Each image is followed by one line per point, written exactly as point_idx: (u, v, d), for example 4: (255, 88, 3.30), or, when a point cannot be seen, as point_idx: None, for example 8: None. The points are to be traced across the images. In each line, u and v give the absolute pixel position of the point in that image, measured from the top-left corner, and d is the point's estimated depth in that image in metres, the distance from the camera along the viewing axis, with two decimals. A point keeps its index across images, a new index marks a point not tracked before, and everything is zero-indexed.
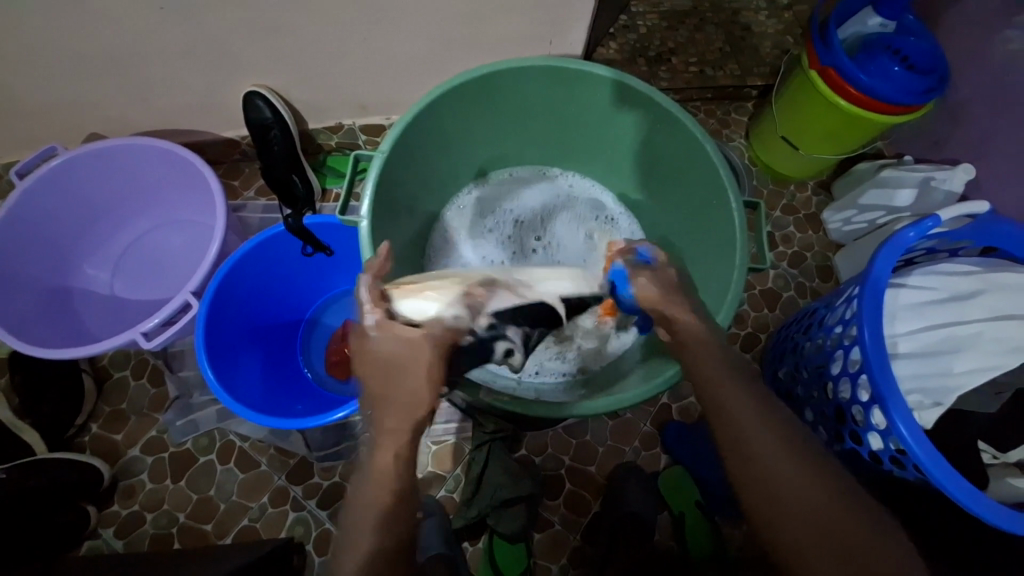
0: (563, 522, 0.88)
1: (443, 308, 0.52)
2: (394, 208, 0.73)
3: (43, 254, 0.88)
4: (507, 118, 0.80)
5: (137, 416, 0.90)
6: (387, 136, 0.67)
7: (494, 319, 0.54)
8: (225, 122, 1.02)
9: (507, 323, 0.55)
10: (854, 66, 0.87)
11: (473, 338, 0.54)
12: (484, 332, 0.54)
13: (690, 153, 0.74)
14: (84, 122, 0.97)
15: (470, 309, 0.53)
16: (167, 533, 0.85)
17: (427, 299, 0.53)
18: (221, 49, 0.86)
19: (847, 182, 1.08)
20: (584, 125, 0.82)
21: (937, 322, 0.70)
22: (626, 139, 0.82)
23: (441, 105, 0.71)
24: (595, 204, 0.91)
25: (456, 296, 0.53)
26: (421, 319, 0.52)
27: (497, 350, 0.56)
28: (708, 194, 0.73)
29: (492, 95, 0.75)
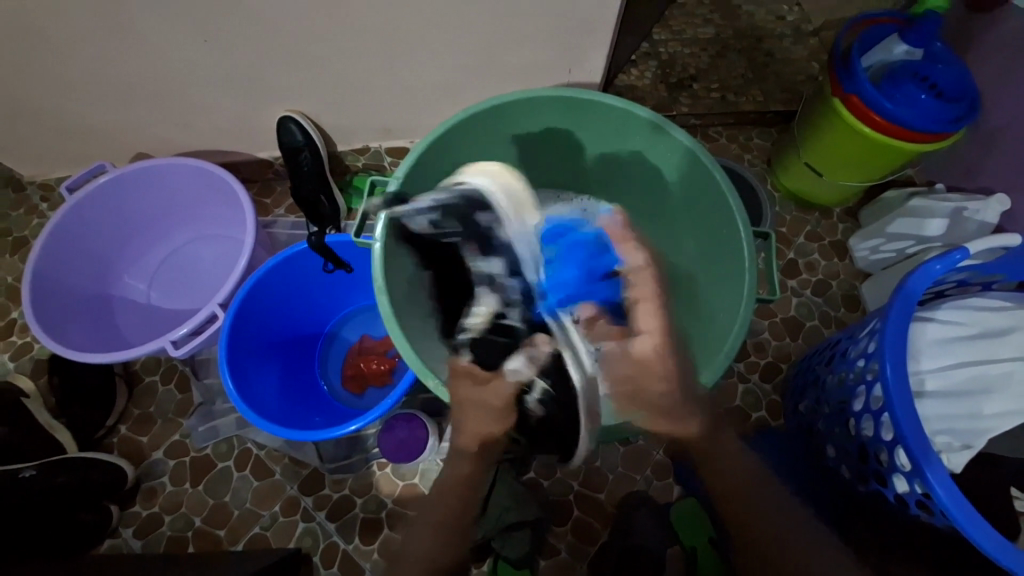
0: (570, 551, 0.87)
1: (494, 186, 0.66)
2: None
3: (89, 264, 0.95)
4: (519, 145, 0.81)
5: (163, 420, 0.94)
6: (402, 163, 0.71)
7: (509, 243, 0.67)
8: (259, 143, 1.07)
9: (516, 266, 0.68)
10: (878, 94, 0.86)
11: (485, 219, 0.65)
12: (501, 244, 0.67)
13: (702, 182, 0.74)
14: (132, 142, 1.04)
15: (512, 205, 0.66)
16: (183, 536, 0.88)
17: (489, 172, 0.66)
18: (258, 77, 0.92)
19: (874, 211, 1.05)
20: (598, 153, 0.83)
21: (966, 359, 0.66)
22: (638, 163, 0.81)
23: (456, 133, 0.74)
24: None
25: (508, 196, 0.66)
26: (476, 172, 0.67)
27: (490, 262, 0.69)
28: (718, 223, 0.73)
29: (506, 124, 0.77)
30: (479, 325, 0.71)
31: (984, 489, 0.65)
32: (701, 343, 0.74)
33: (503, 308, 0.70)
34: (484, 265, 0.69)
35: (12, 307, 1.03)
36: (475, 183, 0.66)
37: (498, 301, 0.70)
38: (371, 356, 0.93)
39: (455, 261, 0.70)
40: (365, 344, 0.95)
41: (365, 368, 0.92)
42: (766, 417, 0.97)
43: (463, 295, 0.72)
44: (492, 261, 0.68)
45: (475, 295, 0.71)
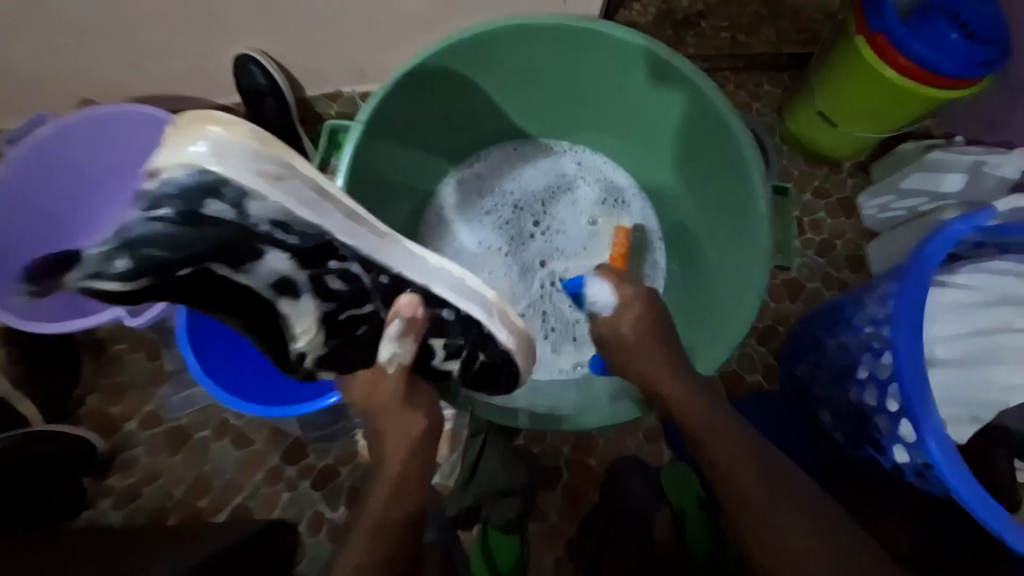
0: (559, 515, 0.86)
1: (213, 157, 0.44)
2: (374, 188, 0.70)
3: (36, 224, 0.86)
4: (506, 84, 0.73)
5: (134, 390, 0.89)
6: (365, 104, 0.62)
7: (279, 218, 0.48)
8: (218, 89, 0.96)
9: (307, 252, 0.51)
10: (905, 33, 0.79)
11: (220, 208, 0.46)
12: (271, 225, 0.48)
13: (712, 129, 0.66)
14: (72, 87, 0.92)
15: (261, 170, 0.46)
16: (164, 507, 0.86)
17: (186, 141, 0.44)
18: (206, 10, 0.80)
19: (888, 165, 0.99)
20: (595, 97, 0.75)
21: (981, 328, 0.62)
22: (640, 108, 0.73)
23: (426, 71, 0.65)
24: (606, 184, 0.82)
25: (247, 154, 0.45)
26: (168, 161, 0.44)
27: (268, 263, 0.51)
28: (728, 176, 0.67)
29: (489, 59, 0.68)
30: (308, 337, 0.57)
31: (985, 461, 0.62)
32: (715, 309, 0.70)
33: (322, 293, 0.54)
34: (263, 271, 0.52)
35: None
36: (180, 169, 0.44)
37: (318, 299, 0.55)
38: None
39: (223, 286, 0.53)
40: None
41: None
42: (761, 380, 0.95)
43: (271, 318, 0.57)
44: (269, 259, 0.51)
45: (282, 311, 0.56)
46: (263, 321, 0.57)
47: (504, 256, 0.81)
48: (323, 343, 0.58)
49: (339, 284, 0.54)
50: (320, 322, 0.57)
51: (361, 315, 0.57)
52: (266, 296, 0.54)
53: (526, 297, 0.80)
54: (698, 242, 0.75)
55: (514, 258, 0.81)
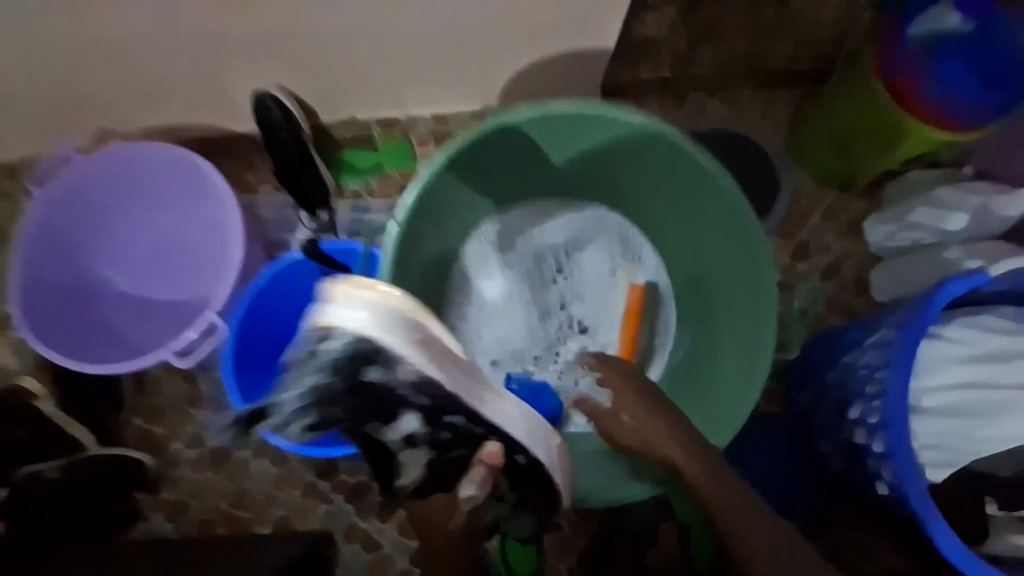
0: (572, 527, 0.93)
1: (381, 332, 0.56)
2: (408, 266, 0.74)
3: (67, 258, 0.90)
4: (529, 155, 0.78)
5: (174, 411, 0.96)
6: (403, 198, 0.68)
7: (415, 377, 0.58)
8: (235, 116, 0.97)
9: (428, 412, 0.61)
10: (932, 78, 0.82)
11: (374, 373, 0.57)
12: (408, 387, 0.59)
13: (715, 208, 0.73)
14: (94, 118, 0.94)
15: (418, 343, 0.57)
16: (211, 518, 0.94)
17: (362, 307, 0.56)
18: (222, 48, 0.81)
19: (900, 189, 1.00)
20: (608, 170, 0.80)
21: (968, 381, 0.67)
22: (650, 178, 0.78)
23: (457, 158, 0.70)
24: (621, 236, 0.85)
25: (401, 325, 0.57)
26: (348, 326, 0.55)
27: (402, 421, 0.62)
28: (729, 251, 0.74)
29: (509, 139, 0.73)
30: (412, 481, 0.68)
31: (962, 501, 0.68)
32: (718, 385, 0.76)
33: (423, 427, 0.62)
34: (398, 428, 0.62)
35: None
36: (341, 338, 0.55)
37: (429, 448, 0.65)
38: None
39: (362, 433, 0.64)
40: None
41: None
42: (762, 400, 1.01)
43: (386, 460, 0.67)
44: (405, 420, 0.61)
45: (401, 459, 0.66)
46: (380, 462, 0.68)
47: (527, 303, 0.85)
48: (425, 482, 0.68)
49: (448, 435, 0.63)
50: (427, 467, 0.67)
51: (459, 459, 0.66)
52: (392, 446, 0.65)
53: (544, 341, 0.85)
54: (707, 308, 0.81)
55: (535, 304, 0.85)
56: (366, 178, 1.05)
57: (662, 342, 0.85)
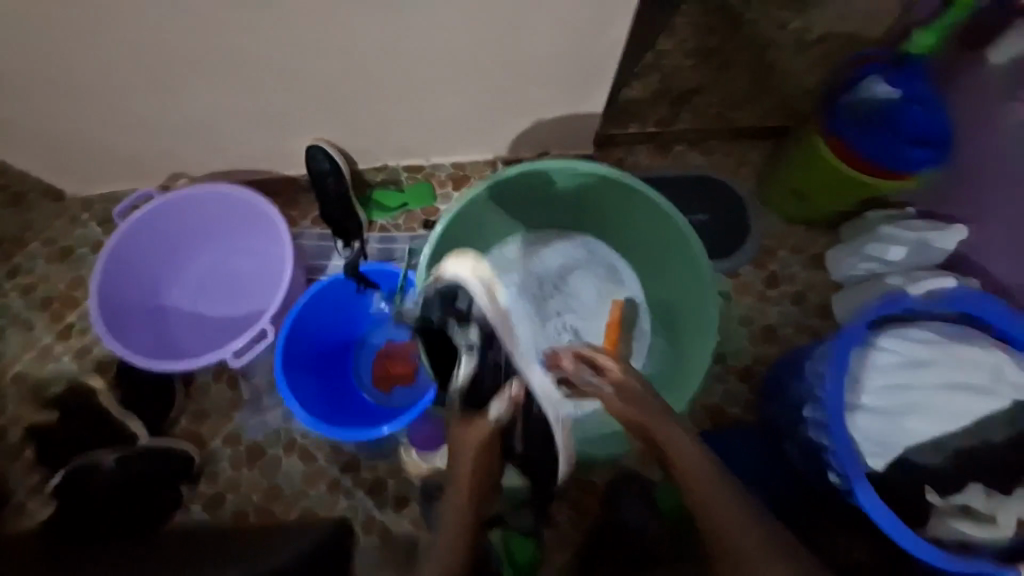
0: (567, 524, 1.04)
1: (472, 275, 0.76)
2: None
3: (142, 280, 1.09)
4: (531, 196, 0.96)
5: (218, 413, 1.10)
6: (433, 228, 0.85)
7: (478, 314, 0.76)
8: (288, 163, 1.18)
9: (484, 338, 0.76)
10: (855, 139, 0.98)
11: (462, 297, 0.77)
12: (478, 311, 0.76)
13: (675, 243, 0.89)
14: (173, 164, 1.15)
15: (487, 293, 0.76)
16: (244, 509, 1.06)
17: (463, 263, 0.77)
18: (289, 110, 1.02)
19: (855, 228, 1.14)
20: (601, 210, 0.97)
21: (898, 384, 0.79)
22: (631, 215, 0.94)
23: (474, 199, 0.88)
24: (607, 266, 1.00)
25: (483, 284, 0.76)
26: (450, 274, 0.78)
27: (471, 328, 0.76)
28: (686, 274, 0.90)
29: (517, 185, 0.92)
30: (460, 385, 0.78)
31: (898, 488, 0.80)
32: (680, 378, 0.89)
33: (482, 361, 0.77)
34: (466, 333, 0.77)
35: (75, 313, 1.17)
36: (450, 273, 0.78)
37: (476, 364, 0.77)
38: (396, 360, 1.03)
39: (439, 336, 0.81)
40: (394, 350, 1.04)
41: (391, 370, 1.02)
42: (739, 412, 1.12)
43: (449, 361, 0.81)
44: (470, 329, 0.76)
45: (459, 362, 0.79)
46: (444, 363, 0.82)
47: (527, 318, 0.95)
48: (466, 395, 0.78)
49: (498, 358, 0.76)
50: (474, 385, 0.78)
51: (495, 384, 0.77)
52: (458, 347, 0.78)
53: None
54: (676, 321, 0.94)
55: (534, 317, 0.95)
56: (393, 215, 1.23)
57: (638, 349, 0.96)
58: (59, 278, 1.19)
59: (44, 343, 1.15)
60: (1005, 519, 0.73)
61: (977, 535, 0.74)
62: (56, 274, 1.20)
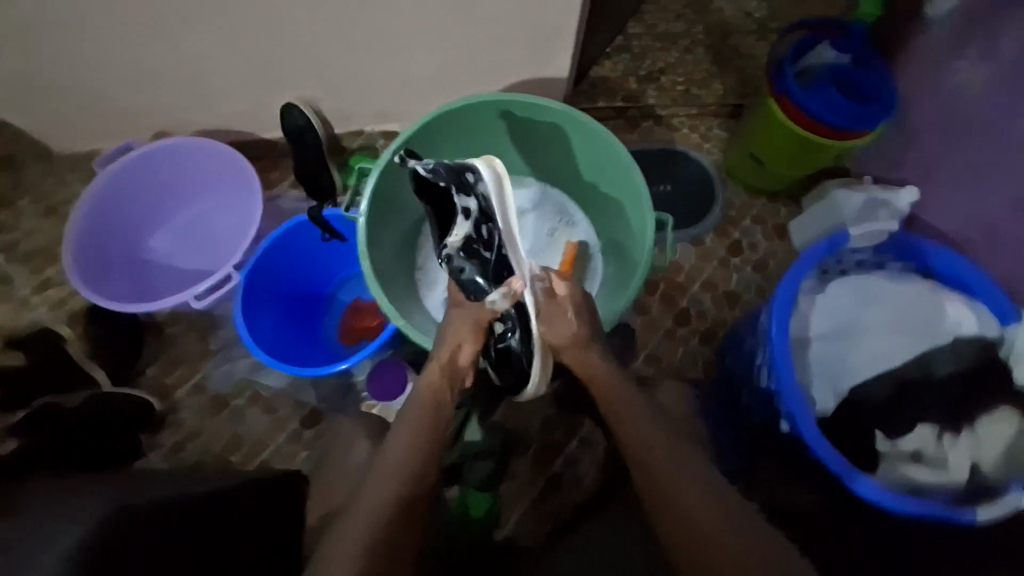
0: (526, 478, 1.03)
1: (493, 165, 0.74)
2: (387, 216, 0.91)
3: (121, 228, 1.10)
4: (482, 135, 0.94)
5: (185, 364, 1.10)
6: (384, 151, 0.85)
7: (487, 197, 0.73)
8: (266, 124, 1.21)
9: (487, 217, 0.74)
10: (802, 95, 1.01)
11: (472, 177, 0.74)
12: (483, 195, 0.73)
13: (614, 167, 0.89)
14: (153, 121, 1.17)
15: (498, 179, 0.73)
16: (205, 461, 1.04)
17: (490, 162, 0.74)
18: (266, 66, 1.06)
19: (815, 197, 1.18)
20: (548, 148, 0.96)
21: (839, 324, 0.83)
22: (566, 144, 0.93)
23: (431, 128, 0.88)
24: (558, 208, 1.02)
25: (502, 177, 0.73)
26: (478, 163, 0.75)
27: (471, 200, 0.74)
28: (627, 197, 0.90)
29: (469, 120, 0.90)
30: (450, 246, 0.76)
31: (851, 432, 0.79)
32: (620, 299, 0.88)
33: (477, 237, 0.76)
34: (463, 201, 0.74)
35: (48, 266, 1.18)
36: (475, 162, 0.75)
37: (471, 230, 0.75)
38: (366, 314, 1.04)
39: (440, 199, 0.77)
40: (361, 304, 1.06)
41: (361, 324, 1.03)
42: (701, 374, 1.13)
43: (444, 221, 0.78)
44: (469, 198, 0.74)
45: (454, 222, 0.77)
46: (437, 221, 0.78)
47: None
48: (455, 261, 0.77)
49: (494, 246, 0.75)
50: (466, 258, 0.76)
51: (487, 263, 0.76)
52: (457, 213, 0.76)
53: None
54: (625, 252, 0.93)
55: None
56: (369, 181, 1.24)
57: (592, 286, 0.97)
58: (35, 232, 1.21)
59: (16, 295, 1.16)
60: (954, 462, 0.75)
61: (925, 478, 0.75)
62: (33, 229, 1.21)
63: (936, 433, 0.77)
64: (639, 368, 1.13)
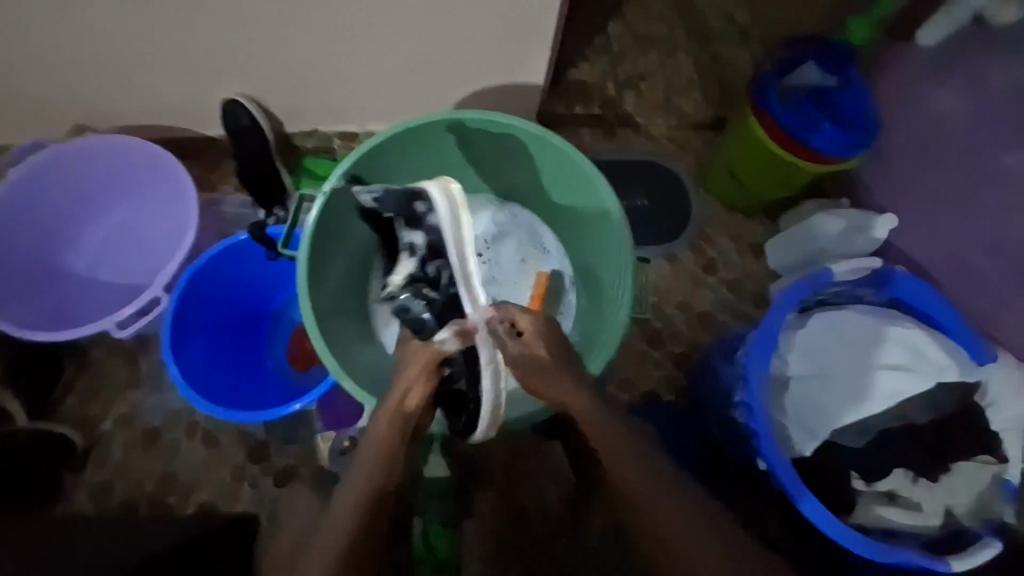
0: (491, 515, 0.98)
1: (445, 189, 0.68)
2: (338, 242, 0.82)
3: (31, 239, 0.97)
4: (444, 155, 0.87)
5: (112, 391, 0.98)
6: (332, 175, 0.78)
7: (436, 228, 0.70)
8: (205, 120, 1.07)
9: (435, 251, 0.71)
10: (781, 117, 0.98)
11: (422, 206, 0.70)
12: (432, 226, 0.70)
13: (584, 190, 0.83)
14: (70, 112, 1.03)
15: (451, 206, 0.68)
16: (135, 501, 0.94)
17: (447, 186, 0.69)
18: (201, 56, 0.93)
19: (792, 218, 1.15)
20: (516, 169, 0.89)
21: (819, 364, 0.80)
22: (534, 165, 0.86)
23: (382, 151, 0.81)
24: (531, 234, 0.94)
25: (455, 203, 0.68)
26: (428, 186, 0.70)
27: (415, 235, 0.73)
28: (599, 223, 0.84)
29: (427, 139, 0.83)
30: (396, 283, 0.75)
31: (825, 476, 0.77)
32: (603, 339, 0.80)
33: (422, 274, 0.73)
34: (408, 237, 0.74)
35: None
36: (425, 186, 0.71)
37: (415, 267, 0.74)
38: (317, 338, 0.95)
39: (389, 234, 0.77)
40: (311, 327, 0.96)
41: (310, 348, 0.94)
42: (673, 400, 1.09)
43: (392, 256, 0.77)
44: (413, 233, 0.73)
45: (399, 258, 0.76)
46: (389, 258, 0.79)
47: None
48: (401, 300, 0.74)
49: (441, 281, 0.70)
50: (411, 294, 0.73)
51: (433, 300, 0.71)
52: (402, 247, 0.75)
53: None
54: (599, 282, 0.87)
55: None
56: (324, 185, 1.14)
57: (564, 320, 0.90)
58: None
59: None
60: (928, 506, 0.74)
61: (898, 520, 0.74)
62: None
63: (911, 477, 0.75)
64: (611, 394, 1.08)
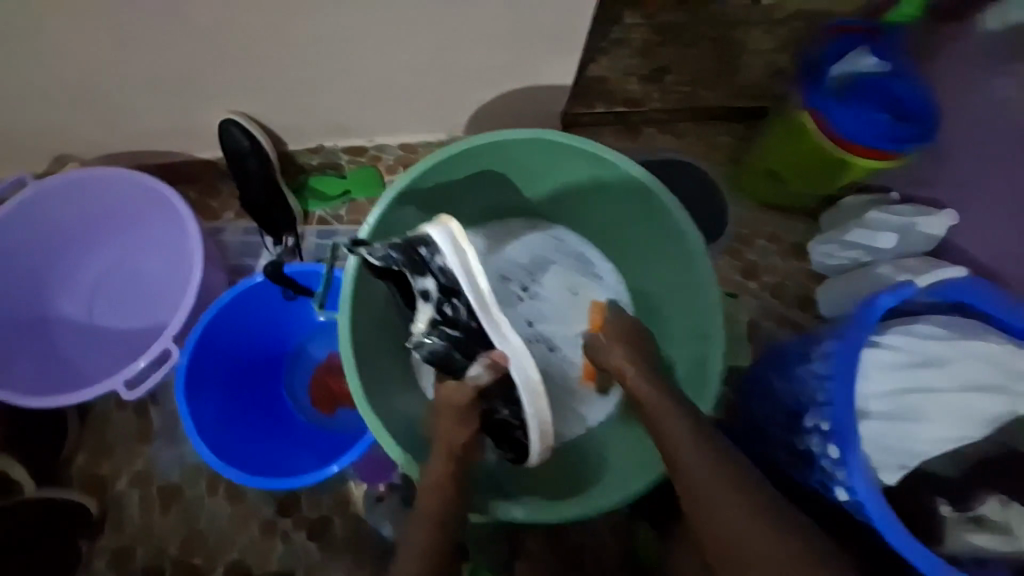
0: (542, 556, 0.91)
1: (444, 229, 0.63)
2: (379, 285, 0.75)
3: (21, 286, 0.89)
4: (486, 177, 0.81)
5: (123, 447, 0.91)
6: (371, 213, 0.71)
7: (445, 269, 0.63)
8: (200, 144, 0.98)
9: (449, 293, 0.64)
10: (829, 112, 0.90)
11: (424, 251, 0.64)
12: (439, 270, 0.63)
13: (642, 207, 0.78)
14: (50, 143, 0.93)
15: (453, 243, 0.62)
16: (159, 565, 0.87)
17: (442, 225, 0.63)
18: (191, 75, 0.83)
19: (835, 215, 1.07)
20: (564, 188, 0.83)
21: (904, 386, 0.72)
22: (584, 181, 0.80)
23: (422, 180, 0.74)
24: (581, 259, 0.90)
25: (460, 243, 0.63)
26: (427, 229, 0.64)
27: (425, 281, 0.65)
28: (660, 240, 0.79)
29: (468, 163, 0.76)
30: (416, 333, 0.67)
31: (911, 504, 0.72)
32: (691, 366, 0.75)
33: (441, 318, 0.65)
34: (420, 284, 0.65)
35: None
36: (422, 229, 0.65)
37: (433, 312, 0.65)
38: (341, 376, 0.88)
39: (398, 280, 0.68)
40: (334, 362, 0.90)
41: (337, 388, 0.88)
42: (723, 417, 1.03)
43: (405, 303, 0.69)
44: (425, 279, 0.64)
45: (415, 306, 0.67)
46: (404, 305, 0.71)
47: None
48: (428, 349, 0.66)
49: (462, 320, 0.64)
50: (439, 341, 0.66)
51: (463, 343, 0.65)
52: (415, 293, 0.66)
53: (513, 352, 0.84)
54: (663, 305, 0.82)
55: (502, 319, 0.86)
56: (335, 206, 1.06)
57: None
58: None
59: None
60: None
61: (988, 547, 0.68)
62: None
63: (1003, 502, 0.69)
64: None
